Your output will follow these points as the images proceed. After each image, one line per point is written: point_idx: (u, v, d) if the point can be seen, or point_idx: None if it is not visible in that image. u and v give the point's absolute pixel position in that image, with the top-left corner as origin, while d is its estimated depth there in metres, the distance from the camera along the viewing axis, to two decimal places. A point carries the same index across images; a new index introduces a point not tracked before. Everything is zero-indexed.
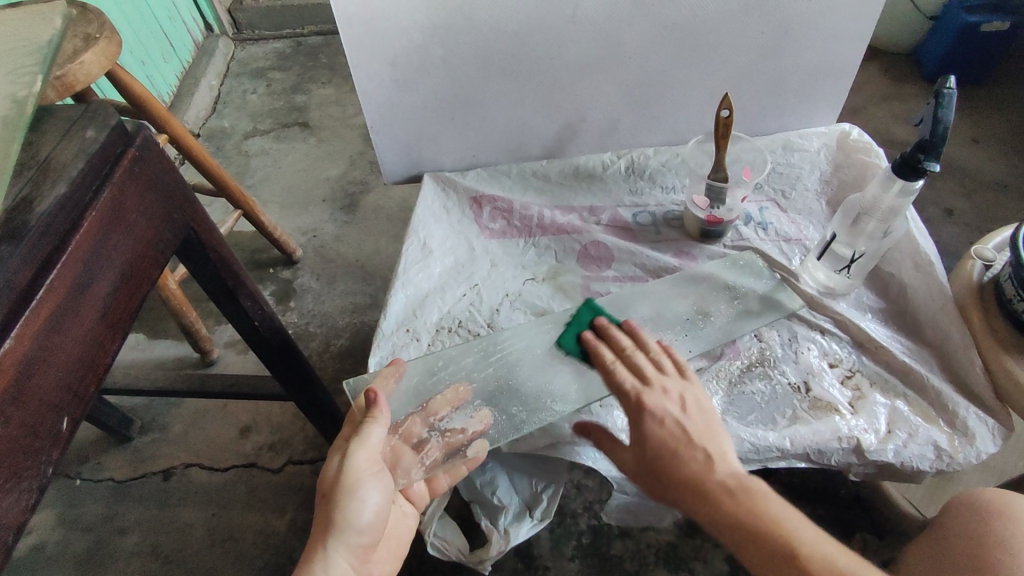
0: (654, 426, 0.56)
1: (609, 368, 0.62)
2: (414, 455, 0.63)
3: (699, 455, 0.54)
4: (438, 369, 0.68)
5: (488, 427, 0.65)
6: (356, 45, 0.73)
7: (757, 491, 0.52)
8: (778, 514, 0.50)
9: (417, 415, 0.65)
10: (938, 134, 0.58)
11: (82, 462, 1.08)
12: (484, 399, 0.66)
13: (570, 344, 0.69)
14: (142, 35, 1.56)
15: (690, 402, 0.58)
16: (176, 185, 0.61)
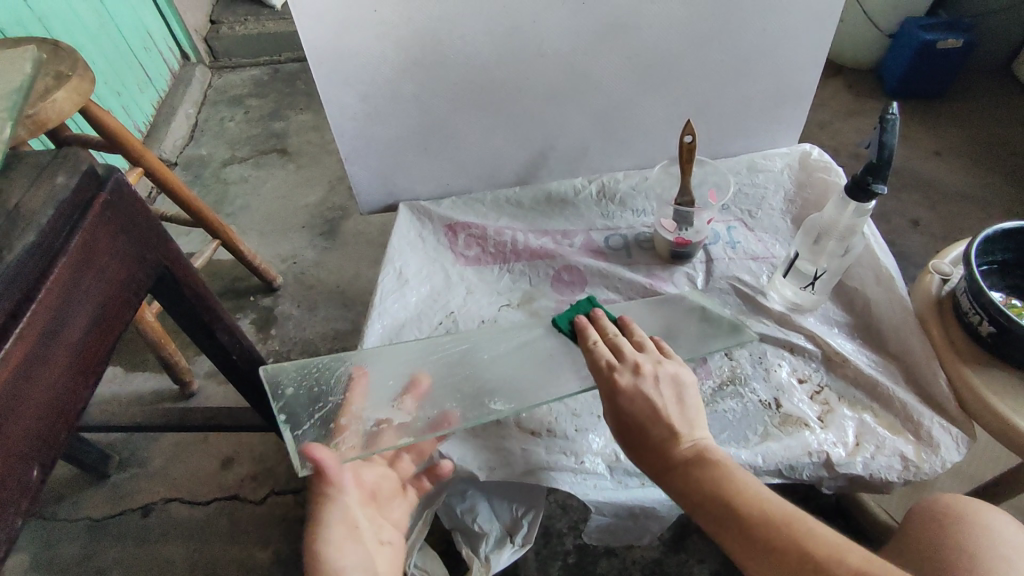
0: (629, 400, 0.58)
1: (591, 347, 0.63)
2: (330, 441, 0.63)
3: (667, 427, 0.56)
4: (367, 363, 0.71)
5: (413, 417, 0.65)
6: (327, 81, 0.75)
7: (719, 462, 0.54)
8: (741, 482, 0.53)
9: (339, 405, 0.66)
10: (885, 157, 0.60)
11: (59, 500, 1.06)
12: (415, 390, 0.68)
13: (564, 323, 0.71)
14: (117, 67, 1.56)
15: (668, 377, 0.60)
16: (149, 226, 0.61)
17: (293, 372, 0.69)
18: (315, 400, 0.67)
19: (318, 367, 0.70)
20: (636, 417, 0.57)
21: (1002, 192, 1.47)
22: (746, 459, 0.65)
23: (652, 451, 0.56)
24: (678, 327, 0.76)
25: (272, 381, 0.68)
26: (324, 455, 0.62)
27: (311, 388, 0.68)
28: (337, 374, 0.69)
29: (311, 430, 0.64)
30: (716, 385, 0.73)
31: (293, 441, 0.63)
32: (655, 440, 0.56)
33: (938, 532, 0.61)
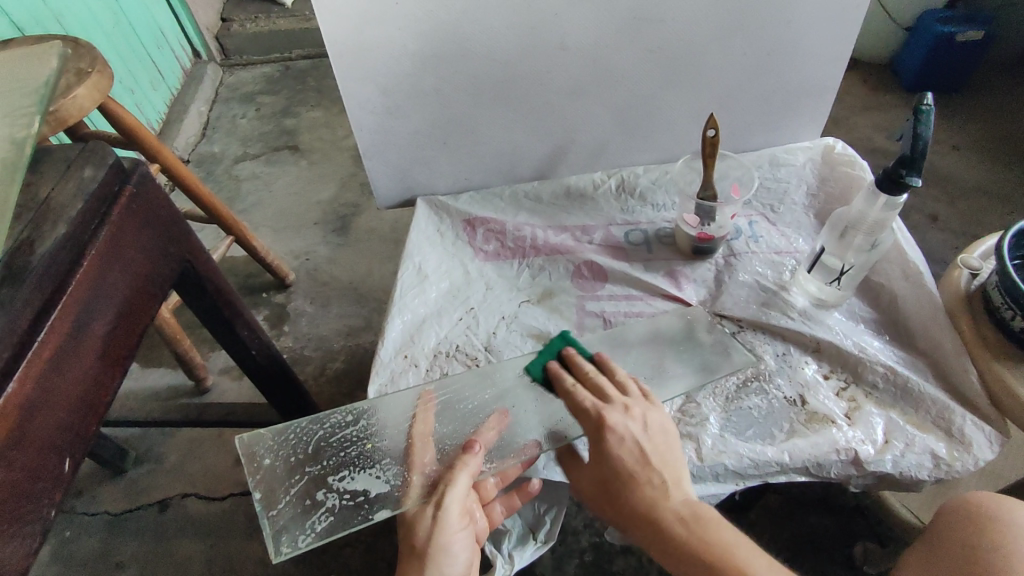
0: (615, 451, 0.57)
1: (570, 390, 0.62)
2: (305, 521, 0.62)
3: (656, 480, 0.56)
4: (344, 429, 0.69)
5: (390, 487, 0.64)
6: (348, 75, 0.74)
7: (708, 522, 0.54)
8: (728, 542, 0.53)
9: (316, 478, 0.65)
10: (919, 149, 0.59)
11: (77, 495, 1.07)
12: (393, 457, 0.66)
13: (537, 371, 0.69)
14: (130, 64, 1.56)
15: (653, 425, 0.59)
16: (172, 220, 0.61)
17: (270, 439, 0.68)
18: (291, 473, 0.65)
19: (294, 432, 0.69)
20: (624, 469, 0.57)
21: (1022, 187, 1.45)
22: (772, 456, 0.64)
23: (640, 505, 0.56)
24: (698, 329, 0.76)
25: (249, 450, 0.67)
26: (299, 537, 0.61)
27: (287, 459, 0.66)
28: (314, 441, 0.68)
29: (288, 509, 0.63)
30: (740, 382, 0.72)
31: (269, 522, 0.62)
32: (643, 493, 0.56)
33: (970, 532, 0.60)
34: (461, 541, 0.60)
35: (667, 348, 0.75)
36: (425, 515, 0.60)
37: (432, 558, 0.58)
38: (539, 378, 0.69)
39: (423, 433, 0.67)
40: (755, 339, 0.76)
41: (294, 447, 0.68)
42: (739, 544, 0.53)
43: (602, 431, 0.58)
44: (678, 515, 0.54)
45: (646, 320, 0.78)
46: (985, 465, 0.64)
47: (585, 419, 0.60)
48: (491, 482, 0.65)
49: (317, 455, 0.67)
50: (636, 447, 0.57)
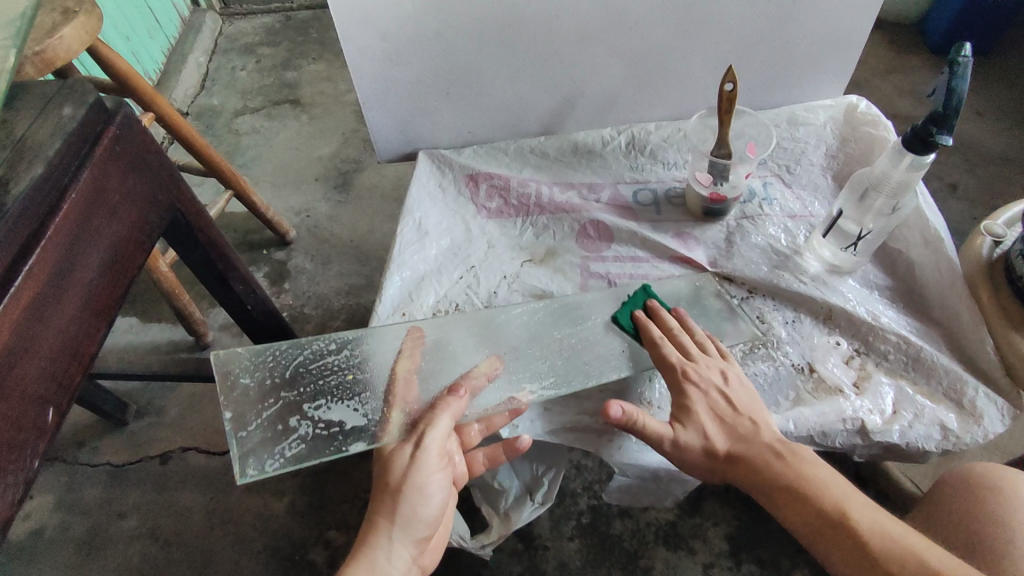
0: (703, 400, 0.60)
1: (656, 340, 0.65)
2: (274, 446, 0.61)
3: (747, 424, 0.59)
4: (325, 357, 0.68)
5: (367, 421, 0.63)
6: (346, 16, 0.70)
7: (800, 459, 0.57)
8: (826, 479, 0.56)
9: (290, 404, 0.64)
10: (953, 105, 0.55)
11: (78, 446, 1.07)
12: (374, 391, 0.65)
13: (626, 319, 0.70)
14: (127, 10, 1.51)
15: (733, 378, 0.62)
16: (161, 166, 0.59)
17: (247, 359, 0.67)
18: (265, 397, 0.64)
19: (272, 355, 0.67)
20: (712, 416, 0.59)
21: None
22: (776, 424, 0.63)
23: (730, 446, 0.58)
24: (704, 291, 0.74)
25: (223, 370, 0.65)
26: (266, 461, 0.60)
27: (263, 381, 0.65)
28: (292, 366, 0.67)
29: (257, 432, 0.62)
30: (747, 348, 0.70)
31: (236, 443, 0.61)
32: (728, 430, 0.59)
33: (971, 503, 0.58)
34: (438, 481, 0.57)
35: (672, 310, 0.73)
36: (403, 453, 0.57)
37: (408, 497, 0.55)
38: (628, 327, 0.69)
39: (408, 370, 0.66)
40: (764, 305, 0.74)
41: (270, 371, 0.66)
42: (836, 479, 0.56)
43: (686, 378, 0.61)
44: (771, 449, 0.58)
45: (652, 283, 0.75)
46: (994, 438, 0.63)
47: (671, 368, 0.62)
48: (475, 429, 0.63)
49: (294, 381, 0.66)
50: (716, 394, 0.61)
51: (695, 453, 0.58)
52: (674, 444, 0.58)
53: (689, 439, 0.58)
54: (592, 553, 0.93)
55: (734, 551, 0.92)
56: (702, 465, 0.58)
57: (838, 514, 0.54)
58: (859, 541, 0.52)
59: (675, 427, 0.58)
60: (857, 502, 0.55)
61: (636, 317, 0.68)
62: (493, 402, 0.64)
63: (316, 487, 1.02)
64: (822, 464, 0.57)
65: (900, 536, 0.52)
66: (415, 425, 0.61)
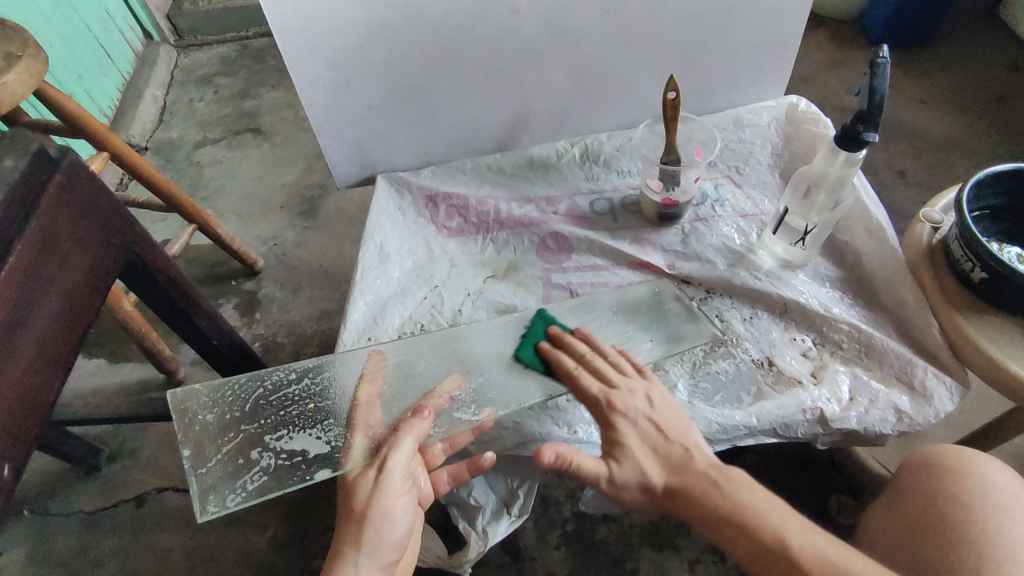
0: (629, 428, 0.59)
1: (570, 373, 0.65)
2: (235, 480, 0.61)
3: (677, 449, 0.59)
4: (286, 388, 0.68)
5: (331, 448, 0.63)
6: (292, 48, 0.70)
7: (732, 488, 0.56)
8: (759, 506, 0.55)
9: (251, 436, 0.64)
10: (875, 104, 0.58)
11: (50, 495, 1.05)
12: (337, 418, 0.65)
13: (528, 356, 0.69)
14: (77, 48, 1.49)
15: (659, 402, 0.62)
16: (113, 209, 0.58)
17: (205, 396, 0.67)
18: (225, 431, 0.64)
19: (231, 389, 0.68)
20: (643, 446, 0.58)
21: (989, 139, 1.46)
22: (740, 420, 0.65)
23: (667, 478, 0.57)
24: (662, 294, 0.76)
25: (180, 407, 0.65)
26: (228, 496, 0.60)
27: (222, 416, 0.65)
28: (251, 399, 0.67)
29: (218, 468, 0.62)
30: (707, 347, 0.72)
31: (196, 480, 0.61)
32: (664, 462, 0.58)
33: (932, 483, 0.62)
34: (403, 505, 0.57)
35: (634, 316, 0.74)
36: (367, 478, 0.57)
37: (374, 522, 0.55)
38: (531, 363, 0.69)
39: (371, 395, 0.66)
40: (721, 304, 0.76)
41: (230, 405, 0.67)
42: (768, 503, 0.56)
43: (611, 409, 0.61)
44: (707, 477, 0.57)
45: (612, 291, 0.77)
46: (945, 416, 0.66)
47: (595, 403, 0.62)
48: (439, 448, 0.63)
49: (254, 415, 0.66)
50: (646, 422, 0.60)
51: (631, 488, 0.57)
52: (610, 482, 0.57)
53: (624, 477, 0.57)
54: (578, 560, 0.93)
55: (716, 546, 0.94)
56: (644, 501, 0.58)
57: (778, 541, 0.53)
58: (798, 567, 0.52)
59: (609, 464, 0.57)
60: (793, 528, 0.54)
61: (541, 351, 0.69)
62: (456, 422, 0.65)
63: (298, 516, 1.01)
64: (749, 480, 0.58)
65: (837, 560, 0.52)
66: (379, 448, 0.61)
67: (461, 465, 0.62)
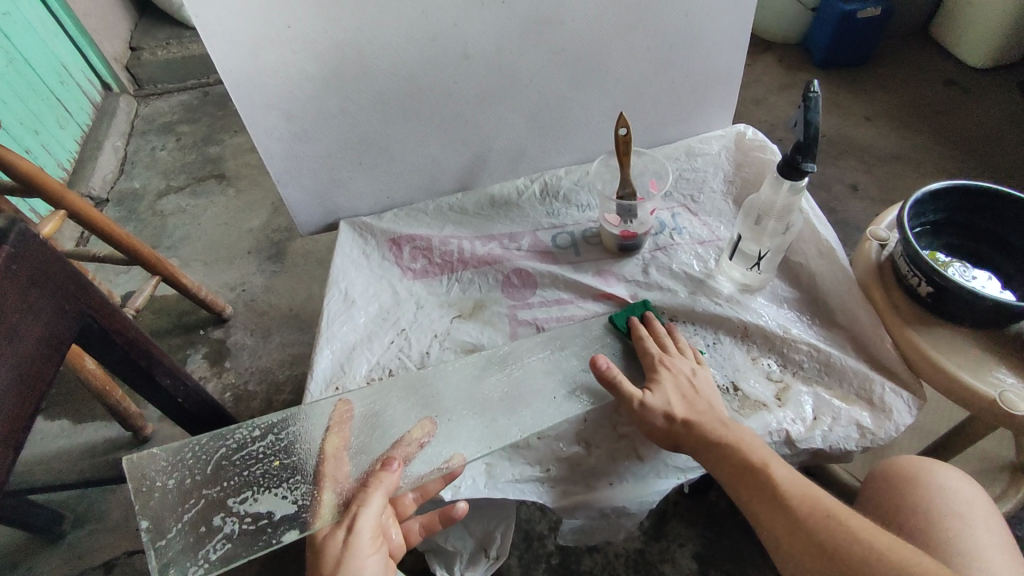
0: (671, 377, 0.67)
1: (639, 336, 0.72)
2: (197, 550, 0.60)
3: (705, 402, 0.65)
4: (249, 446, 0.67)
5: (297, 507, 0.62)
6: (247, 102, 0.71)
7: (735, 429, 0.61)
8: (754, 443, 0.60)
9: (214, 502, 0.63)
10: (811, 135, 0.61)
11: (11, 569, 1.00)
12: (303, 475, 0.65)
13: (621, 322, 0.76)
14: (33, 104, 1.48)
15: (703, 373, 0.68)
16: (67, 275, 0.58)
17: (165, 460, 0.66)
18: (185, 498, 0.63)
19: (191, 452, 0.66)
20: (677, 391, 0.66)
21: (932, 151, 1.53)
22: None
23: (685, 413, 0.63)
24: (628, 324, 0.77)
25: (138, 475, 0.64)
26: (190, 568, 0.59)
27: (183, 481, 0.64)
28: (213, 461, 0.66)
29: (179, 538, 0.61)
30: None
31: (156, 554, 0.59)
32: (690, 404, 0.64)
33: (899, 498, 0.63)
34: (374, 565, 0.55)
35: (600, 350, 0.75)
36: (335, 539, 0.56)
37: None
38: (621, 327, 0.75)
39: (337, 448, 0.66)
40: (685, 331, 0.77)
41: (190, 469, 0.66)
42: (764, 445, 0.61)
43: (660, 363, 0.68)
44: (718, 420, 0.62)
45: (578, 324, 0.78)
46: (905, 429, 0.67)
47: (649, 357, 0.69)
48: (409, 498, 0.63)
49: (217, 477, 0.65)
50: (687, 380, 0.67)
51: (656, 415, 0.63)
52: (640, 405, 0.64)
53: (654, 403, 0.64)
54: None
55: (702, 569, 0.93)
56: (659, 427, 0.63)
57: (760, 463, 0.58)
58: (770, 483, 0.57)
59: (645, 391, 0.65)
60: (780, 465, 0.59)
61: (631, 319, 0.75)
62: (426, 470, 0.64)
63: None
64: (758, 438, 0.62)
65: (815, 493, 0.56)
66: (348, 505, 0.60)
67: (432, 515, 0.64)
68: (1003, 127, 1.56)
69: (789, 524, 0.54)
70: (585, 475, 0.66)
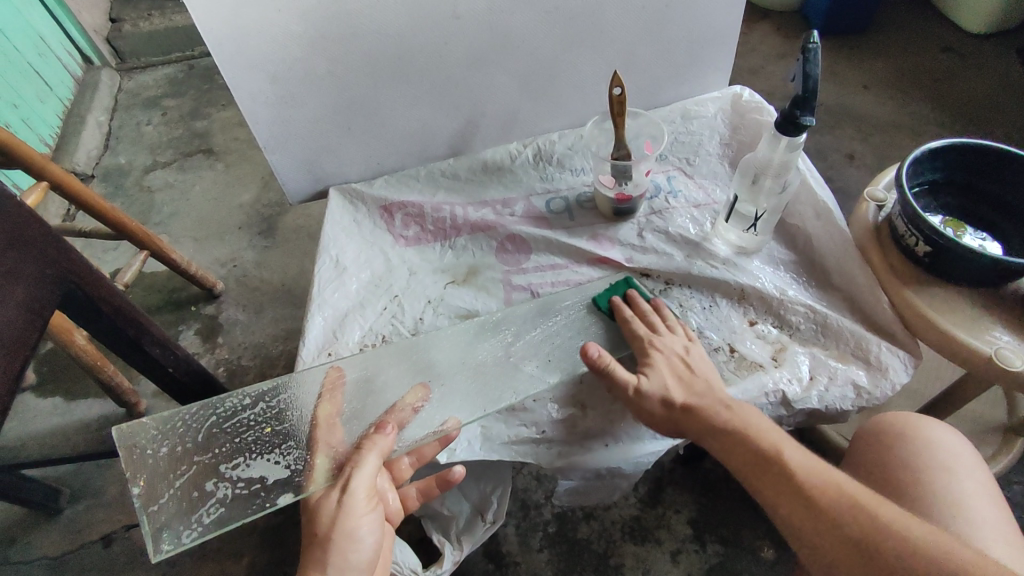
0: (662, 357, 0.65)
1: (627, 318, 0.70)
2: (190, 514, 0.60)
3: (699, 380, 0.63)
4: (240, 413, 0.67)
5: (291, 472, 0.62)
6: (231, 64, 0.68)
7: (740, 411, 0.60)
8: (762, 425, 0.59)
9: (206, 467, 0.63)
10: (809, 88, 0.60)
11: (9, 544, 1.00)
12: (296, 440, 0.64)
13: (604, 303, 0.74)
14: (11, 76, 1.43)
15: (693, 347, 0.66)
16: (46, 238, 0.57)
17: (155, 429, 0.65)
18: (178, 465, 0.63)
19: (182, 420, 0.66)
20: (670, 372, 0.64)
21: (929, 117, 1.52)
22: None
23: (684, 398, 0.62)
24: (623, 288, 0.76)
25: (129, 443, 0.63)
26: (183, 532, 0.58)
27: (174, 448, 0.64)
28: (205, 428, 0.65)
29: (171, 504, 0.60)
30: None
31: (148, 519, 0.59)
32: (688, 386, 0.63)
33: (887, 455, 0.63)
34: (368, 524, 0.56)
35: (596, 311, 0.74)
36: (329, 500, 0.56)
37: (338, 544, 0.53)
38: (605, 310, 0.73)
39: (329, 415, 0.65)
40: (681, 294, 0.76)
41: (181, 436, 0.65)
42: (774, 428, 0.59)
43: (650, 345, 0.66)
44: (720, 402, 0.61)
45: (574, 289, 0.77)
46: (901, 387, 0.67)
47: (637, 338, 0.68)
48: (406, 462, 0.63)
49: (208, 444, 0.64)
50: (679, 360, 0.65)
51: (654, 401, 0.62)
52: (637, 391, 0.62)
53: (650, 388, 0.62)
54: (563, 562, 0.92)
55: (698, 535, 0.94)
56: (658, 414, 0.62)
57: (773, 450, 0.57)
58: (787, 471, 0.55)
59: (640, 376, 0.63)
60: (796, 451, 0.57)
61: (614, 300, 0.72)
62: (422, 434, 0.64)
63: (274, 542, 0.98)
64: (764, 418, 0.60)
65: (828, 472, 0.55)
66: (342, 468, 0.60)
67: (430, 480, 0.65)
68: (1000, 93, 1.54)
69: (807, 509, 0.53)
70: (581, 437, 0.66)
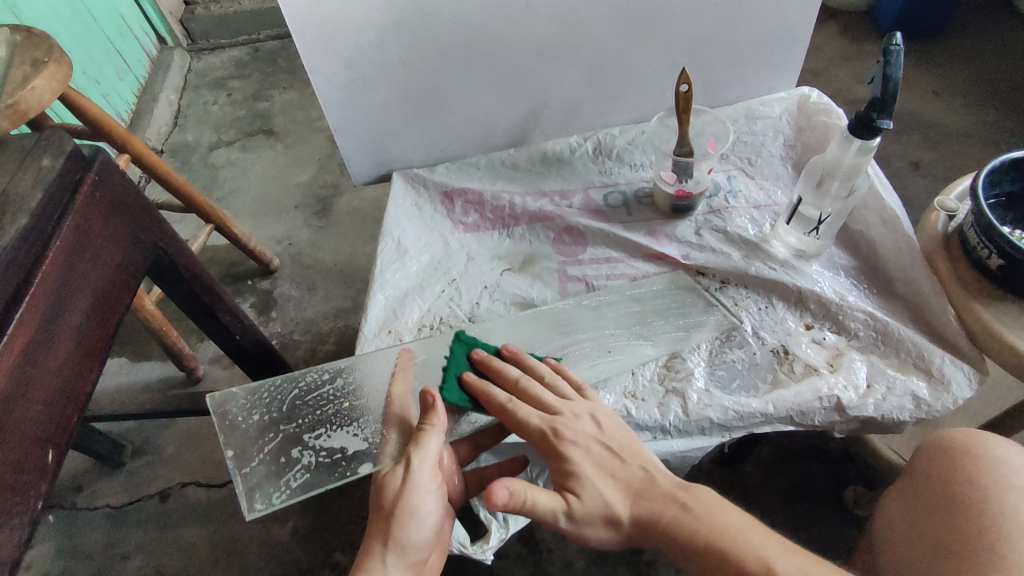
0: (581, 454, 0.57)
1: (503, 406, 0.61)
2: (279, 478, 0.64)
3: (636, 472, 0.57)
4: (320, 388, 0.70)
5: (369, 444, 0.65)
6: (311, 48, 0.72)
7: (700, 508, 0.54)
8: (727, 524, 0.53)
9: (291, 436, 0.67)
10: (889, 90, 0.59)
11: (76, 491, 1.07)
12: (372, 416, 0.67)
13: (453, 391, 0.66)
14: (94, 53, 1.51)
15: (606, 422, 0.60)
16: (141, 206, 0.61)
17: (244, 399, 0.70)
18: (266, 432, 0.67)
19: (267, 392, 0.70)
20: (598, 474, 0.56)
21: (1002, 128, 1.45)
22: (757, 407, 0.65)
23: (631, 506, 0.55)
24: (680, 288, 0.77)
25: (221, 410, 0.68)
26: (273, 494, 0.63)
27: (262, 418, 0.68)
28: (288, 400, 0.70)
29: (262, 467, 0.65)
30: (721, 336, 0.73)
31: (241, 479, 0.63)
32: (625, 486, 0.56)
33: (948, 466, 0.63)
34: (431, 502, 0.58)
35: (654, 303, 0.76)
36: (394, 476, 0.58)
37: (401, 519, 0.56)
38: (459, 401, 0.66)
39: (402, 392, 0.68)
40: (737, 293, 0.76)
41: (269, 407, 0.69)
42: (739, 521, 0.54)
43: (558, 439, 0.58)
44: (674, 499, 0.55)
45: (629, 282, 0.78)
46: (964, 402, 0.66)
47: (538, 435, 0.59)
48: (474, 443, 0.65)
49: (292, 415, 0.68)
50: (597, 446, 0.58)
51: (596, 520, 0.54)
52: (571, 516, 0.54)
53: (585, 510, 0.54)
54: (595, 552, 0.93)
55: None
56: (610, 537, 0.55)
57: (763, 567, 0.51)
58: None
59: (568, 498, 0.54)
60: (776, 553, 0.52)
61: (468, 383, 0.65)
62: (491, 416, 0.67)
63: (318, 511, 1.03)
64: (726, 505, 0.55)
65: None
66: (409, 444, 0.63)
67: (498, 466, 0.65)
68: None
69: None
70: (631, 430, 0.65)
